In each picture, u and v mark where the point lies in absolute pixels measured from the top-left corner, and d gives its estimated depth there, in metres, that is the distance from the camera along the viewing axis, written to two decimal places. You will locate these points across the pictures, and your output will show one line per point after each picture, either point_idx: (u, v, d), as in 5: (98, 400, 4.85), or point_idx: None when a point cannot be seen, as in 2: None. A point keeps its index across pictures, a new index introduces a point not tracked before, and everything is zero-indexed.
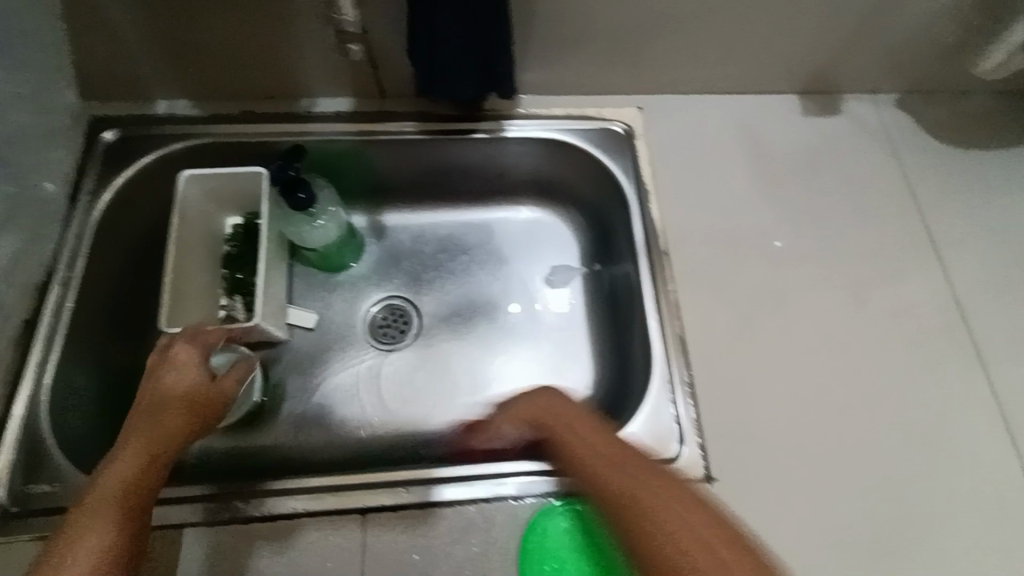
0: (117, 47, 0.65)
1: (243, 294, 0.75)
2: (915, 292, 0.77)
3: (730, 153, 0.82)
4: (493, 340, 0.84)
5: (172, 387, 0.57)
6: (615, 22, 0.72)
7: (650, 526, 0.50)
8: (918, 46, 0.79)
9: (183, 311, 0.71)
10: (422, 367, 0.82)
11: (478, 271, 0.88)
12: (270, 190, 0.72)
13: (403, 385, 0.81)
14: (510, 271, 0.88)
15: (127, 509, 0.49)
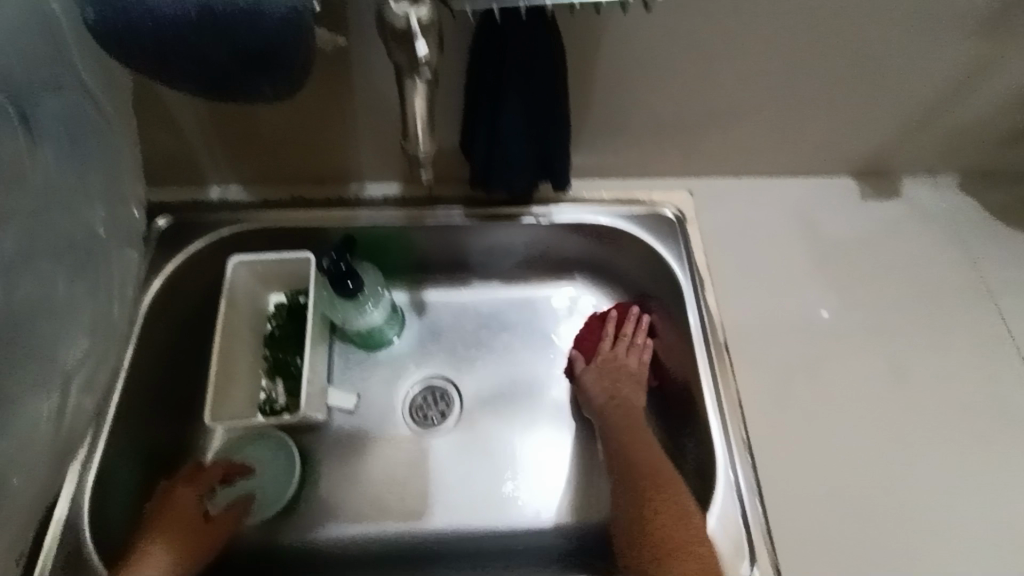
0: (180, 143, 0.68)
1: (284, 377, 0.74)
2: (1004, 402, 0.68)
3: (788, 240, 0.77)
4: (537, 431, 0.77)
5: (184, 503, 0.64)
6: (668, 113, 0.69)
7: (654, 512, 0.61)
8: (987, 131, 0.73)
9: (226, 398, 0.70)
10: (461, 459, 0.75)
11: (523, 352, 0.81)
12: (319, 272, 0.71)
13: (438, 479, 0.74)
14: (556, 351, 0.81)
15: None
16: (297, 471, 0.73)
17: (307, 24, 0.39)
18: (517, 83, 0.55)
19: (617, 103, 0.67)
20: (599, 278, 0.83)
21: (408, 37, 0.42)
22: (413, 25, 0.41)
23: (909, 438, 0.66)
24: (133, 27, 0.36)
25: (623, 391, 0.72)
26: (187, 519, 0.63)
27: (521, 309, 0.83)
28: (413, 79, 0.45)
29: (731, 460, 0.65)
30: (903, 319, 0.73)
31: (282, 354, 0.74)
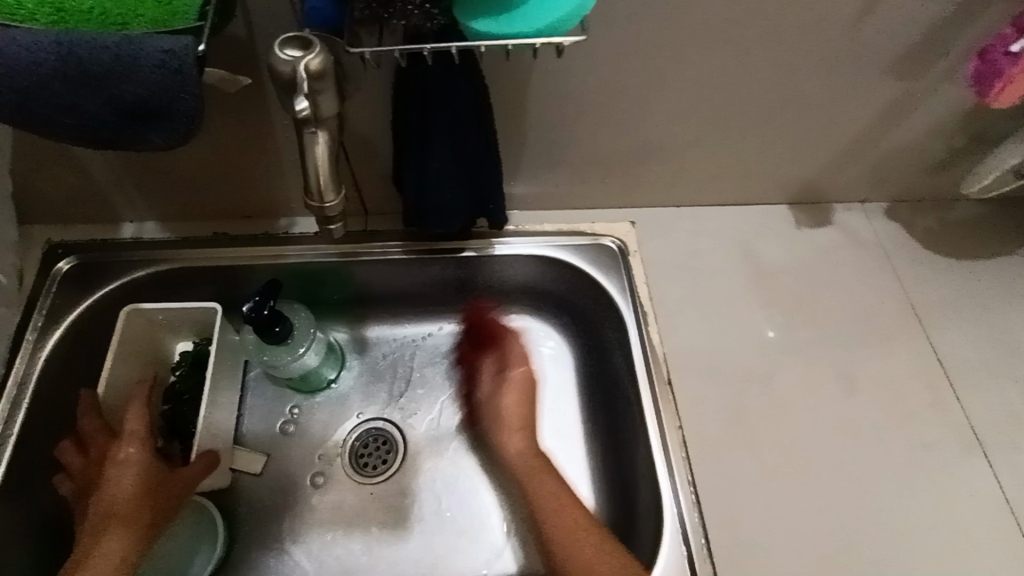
0: (85, 178, 0.63)
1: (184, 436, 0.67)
2: (932, 425, 0.70)
3: (727, 269, 0.78)
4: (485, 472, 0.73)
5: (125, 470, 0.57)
6: (606, 147, 0.69)
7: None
8: (910, 162, 0.76)
9: None
10: (404, 507, 0.71)
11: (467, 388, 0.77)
12: (224, 321, 0.66)
13: (381, 530, 0.70)
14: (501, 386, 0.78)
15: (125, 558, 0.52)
16: (221, 535, 0.66)
17: (192, 70, 0.39)
18: (444, 126, 0.52)
19: (555, 136, 0.66)
20: (545, 308, 0.80)
21: (294, 87, 0.41)
22: (300, 75, 0.40)
23: (848, 465, 0.67)
24: (1, 74, 0.36)
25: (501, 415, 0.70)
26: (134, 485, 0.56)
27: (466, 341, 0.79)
28: (306, 129, 0.43)
29: (675, 498, 0.63)
30: (839, 345, 0.74)
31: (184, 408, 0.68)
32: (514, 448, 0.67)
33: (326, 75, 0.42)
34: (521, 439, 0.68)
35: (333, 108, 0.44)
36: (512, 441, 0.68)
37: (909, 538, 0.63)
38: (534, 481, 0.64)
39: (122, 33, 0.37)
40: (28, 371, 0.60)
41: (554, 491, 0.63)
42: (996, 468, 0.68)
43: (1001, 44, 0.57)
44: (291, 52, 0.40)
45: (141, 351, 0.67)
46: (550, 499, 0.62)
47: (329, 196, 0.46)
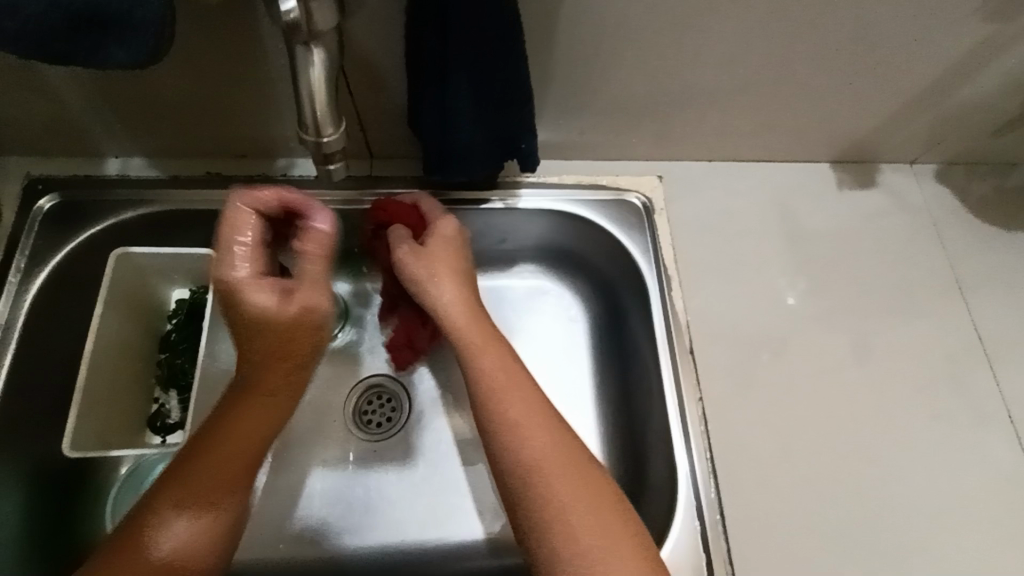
0: (61, 107, 0.57)
1: (180, 388, 0.64)
2: (966, 406, 0.66)
3: (761, 232, 0.72)
4: None
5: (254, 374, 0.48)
6: (638, 91, 0.61)
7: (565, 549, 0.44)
8: (973, 120, 0.68)
9: (108, 414, 0.59)
10: (404, 470, 0.68)
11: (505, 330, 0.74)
12: None
13: (380, 491, 0.68)
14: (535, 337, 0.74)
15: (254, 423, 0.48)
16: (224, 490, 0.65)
17: None
18: (465, 60, 0.46)
19: (584, 73, 0.58)
20: (562, 267, 0.75)
21: None
22: None
23: (874, 443, 0.64)
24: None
25: (451, 263, 0.58)
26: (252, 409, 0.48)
27: (497, 291, 0.76)
28: (302, 49, 0.40)
29: (693, 472, 0.60)
30: (876, 318, 0.70)
31: (181, 361, 0.65)
32: (484, 355, 0.53)
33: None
34: (494, 343, 0.54)
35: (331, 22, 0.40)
36: (479, 351, 0.54)
37: (932, 520, 0.61)
38: (503, 400, 0.51)
39: None
40: (14, 315, 0.57)
41: (529, 409, 0.50)
42: None
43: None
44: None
45: (136, 298, 0.63)
46: (529, 415, 0.50)
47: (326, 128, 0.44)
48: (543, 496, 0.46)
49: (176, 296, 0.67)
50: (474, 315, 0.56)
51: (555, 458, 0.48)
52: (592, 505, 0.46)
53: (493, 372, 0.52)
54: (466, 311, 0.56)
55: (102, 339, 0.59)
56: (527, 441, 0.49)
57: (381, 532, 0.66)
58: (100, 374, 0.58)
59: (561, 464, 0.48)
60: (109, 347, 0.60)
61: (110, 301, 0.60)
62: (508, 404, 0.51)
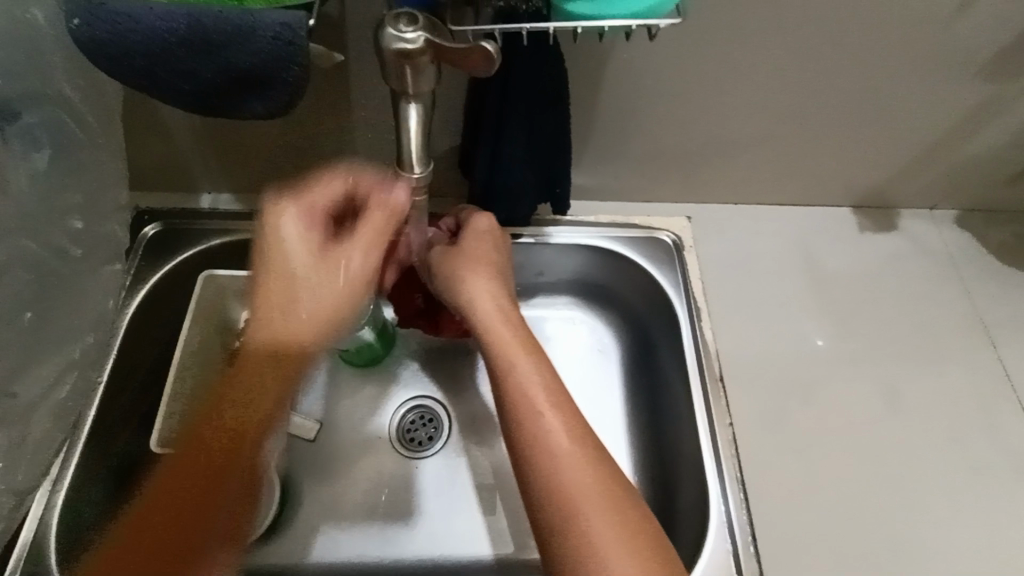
0: (171, 148, 0.67)
1: None
2: (997, 446, 0.67)
3: (784, 272, 0.76)
4: None
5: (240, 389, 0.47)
6: (669, 141, 0.68)
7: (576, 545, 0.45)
8: (987, 170, 0.73)
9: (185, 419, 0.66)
10: (440, 485, 0.72)
11: None
12: None
13: (417, 503, 0.71)
14: (568, 366, 0.79)
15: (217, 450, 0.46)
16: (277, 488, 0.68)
17: (303, 44, 0.36)
18: (521, 113, 0.53)
19: (620, 126, 0.65)
20: (596, 300, 0.81)
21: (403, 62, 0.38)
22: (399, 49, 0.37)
23: (903, 478, 0.65)
24: (121, 45, 0.36)
25: (485, 261, 0.59)
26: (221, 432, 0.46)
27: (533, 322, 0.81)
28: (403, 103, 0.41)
29: (723, 496, 0.62)
30: (902, 355, 0.72)
31: None
32: (522, 369, 0.53)
33: (426, 51, 0.37)
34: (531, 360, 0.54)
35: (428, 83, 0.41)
36: (517, 366, 0.53)
37: (966, 559, 0.61)
38: (535, 421, 0.50)
39: (240, 7, 0.36)
40: (117, 327, 0.65)
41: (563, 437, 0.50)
42: None
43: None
44: (402, 30, 0.37)
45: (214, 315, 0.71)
46: (560, 440, 0.49)
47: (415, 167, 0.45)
48: (553, 493, 0.47)
49: None
50: (516, 328, 0.55)
51: (590, 492, 0.47)
52: (603, 513, 0.46)
53: (530, 392, 0.52)
54: (501, 323, 0.56)
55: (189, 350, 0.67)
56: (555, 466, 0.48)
57: (420, 544, 0.69)
58: (182, 382, 0.66)
59: (591, 496, 0.47)
60: (194, 357, 0.67)
61: (195, 317, 0.68)
62: (543, 425, 0.50)
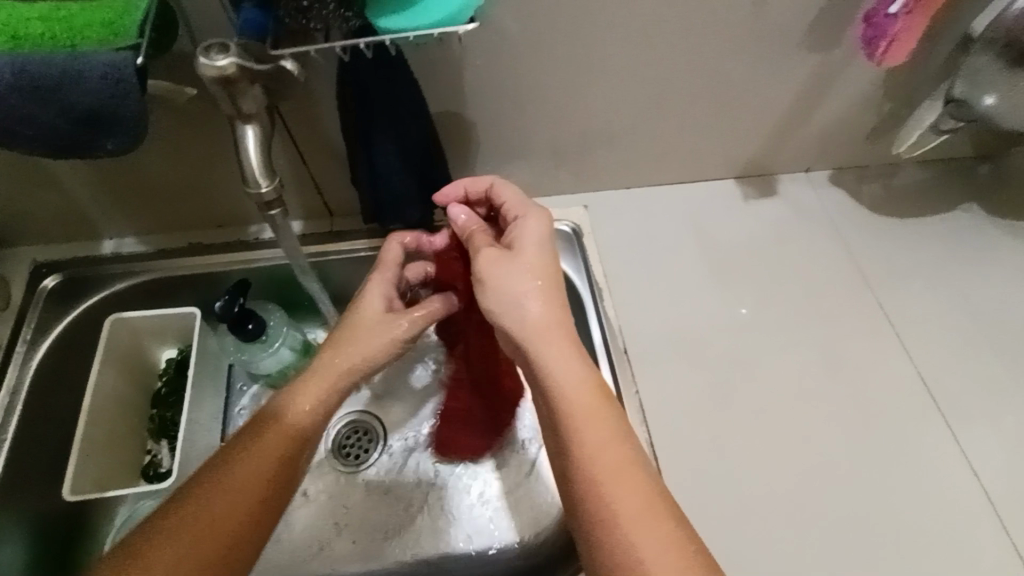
0: (62, 199, 0.67)
1: (170, 437, 0.71)
2: (883, 381, 0.74)
3: (679, 246, 0.81)
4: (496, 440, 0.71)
5: (249, 471, 0.48)
6: (549, 137, 0.72)
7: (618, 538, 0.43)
8: (843, 134, 0.79)
9: (106, 464, 0.66)
10: (399, 495, 0.70)
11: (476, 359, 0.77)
12: (204, 326, 0.70)
13: (379, 511, 0.69)
14: None
15: (258, 472, 0.48)
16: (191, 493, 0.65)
17: (132, 82, 0.39)
18: (386, 124, 0.56)
19: (495, 127, 0.69)
20: None
21: (226, 86, 0.41)
22: (216, 75, 0.40)
23: (801, 421, 0.71)
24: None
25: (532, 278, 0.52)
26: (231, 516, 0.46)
27: None
28: (242, 125, 0.44)
29: None
30: (791, 309, 0.78)
31: (170, 414, 0.72)
32: (590, 425, 0.47)
33: (244, 77, 0.41)
34: (577, 363, 0.49)
35: (260, 100, 0.44)
36: (586, 428, 0.47)
37: (859, 487, 0.67)
38: (577, 427, 0.47)
39: (70, 51, 0.38)
40: (21, 380, 0.65)
41: (609, 447, 0.46)
42: (947, 417, 0.72)
43: (881, 7, 0.58)
44: (214, 58, 0.40)
45: (128, 358, 0.71)
46: (619, 494, 0.45)
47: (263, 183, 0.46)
48: (593, 482, 0.45)
49: (165, 356, 0.75)
50: (584, 375, 0.49)
51: (635, 509, 0.44)
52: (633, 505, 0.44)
53: (597, 457, 0.46)
54: (550, 325, 0.51)
55: (101, 396, 0.67)
56: (595, 472, 0.46)
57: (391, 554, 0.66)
58: (97, 428, 0.65)
59: (642, 509, 0.44)
60: (107, 402, 0.67)
61: (105, 361, 0.68)
62: (586, 436, 0.47)
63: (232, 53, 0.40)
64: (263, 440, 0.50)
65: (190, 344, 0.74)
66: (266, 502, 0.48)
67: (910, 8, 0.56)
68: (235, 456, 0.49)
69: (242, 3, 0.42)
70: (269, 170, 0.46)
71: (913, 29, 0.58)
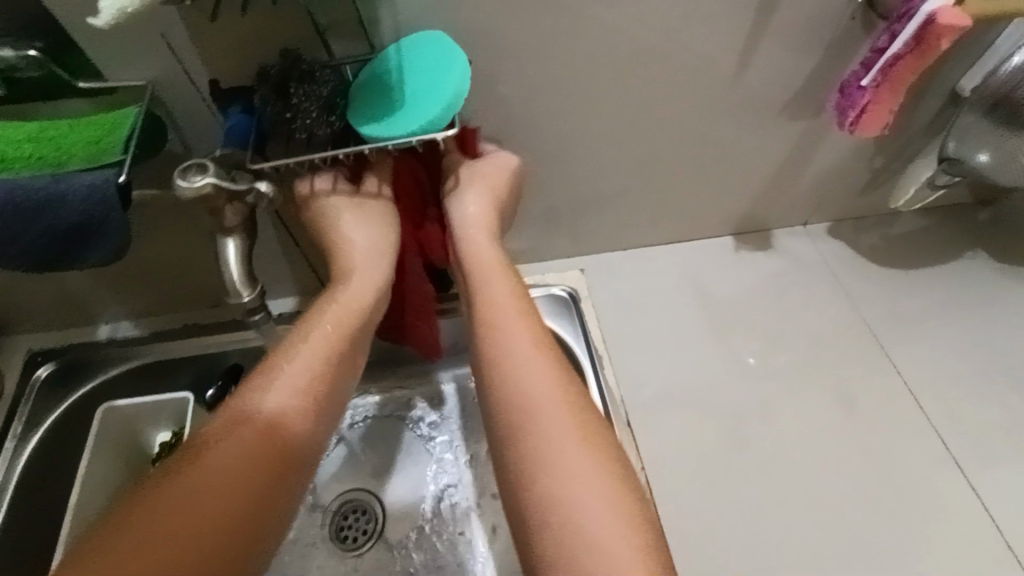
0: (56, 289, 0.67)
1: None
2: (900, 441, 0.70)
3: (678, 306, 0.80)
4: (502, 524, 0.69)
5: (237, 441, 0.44)
6: (538, 207, 0.73)
7: (529, 436, 0.47)
8: (836, 185, 0.78)
9: None
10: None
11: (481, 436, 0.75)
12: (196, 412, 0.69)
13: None
14: None
15: (252, 441, 0.44)
16: None
17: (115, 199, 0.40)
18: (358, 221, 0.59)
19: None
20: None
21: (206, 204, 0.42)
22: (195, 196, 0.41)
23: (815, 488, 0.67)
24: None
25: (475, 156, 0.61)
26: (229, 490, 0.42)
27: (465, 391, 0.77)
28: (223, 237, 0.45)
29: None
30: (797, 366, 0.75)
31: None
32: (513, 330, 0.52)
33: (222, 195, 0.43)
34: (499, 279, 0.56)
35: (243, 214, 0.45)
36: (513, 335, 0.52)
37: (879, 559, 0.63)
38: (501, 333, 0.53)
39: (57, 171, 0.39)
40: (8, 478, 0.64)
41: (524, 347, 0.51)
42: (973, 481, 0.68)
43: (855, 79, 0.60)
44: (192, 179, 0.41)
45: (117, 449, 0.69)
46: (545, 395, 0.48)
47: (247, 291, 0.47)
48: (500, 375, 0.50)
49: (158, 441, 0.73)
50: (510, 291, 0.56)
51: (550, 410, 0.48)
52: (557, 416, 0.47)
53: (520, 356, 0.51)
54: (487, 243, 0.59)
55: (89, 491, 0.65)
56: (517, 379, 0.49)
57: None
58: (83, 525, 0.63)
59: (553, 409, 0.47)
60: (95, 496, 0.66)
61: (95, 453, 0.66)
62: (505, 332, 0.53)
63: (209, 172, 0.42)
64: (246, 408, 0.46)
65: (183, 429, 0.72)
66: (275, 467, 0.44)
67: (878, 82, 0.57)
68: (222, 424, 0.45)
69: (232, 111, 0.47)
70: (250, 278, 0.47)
71: (884, 102, 0.58)
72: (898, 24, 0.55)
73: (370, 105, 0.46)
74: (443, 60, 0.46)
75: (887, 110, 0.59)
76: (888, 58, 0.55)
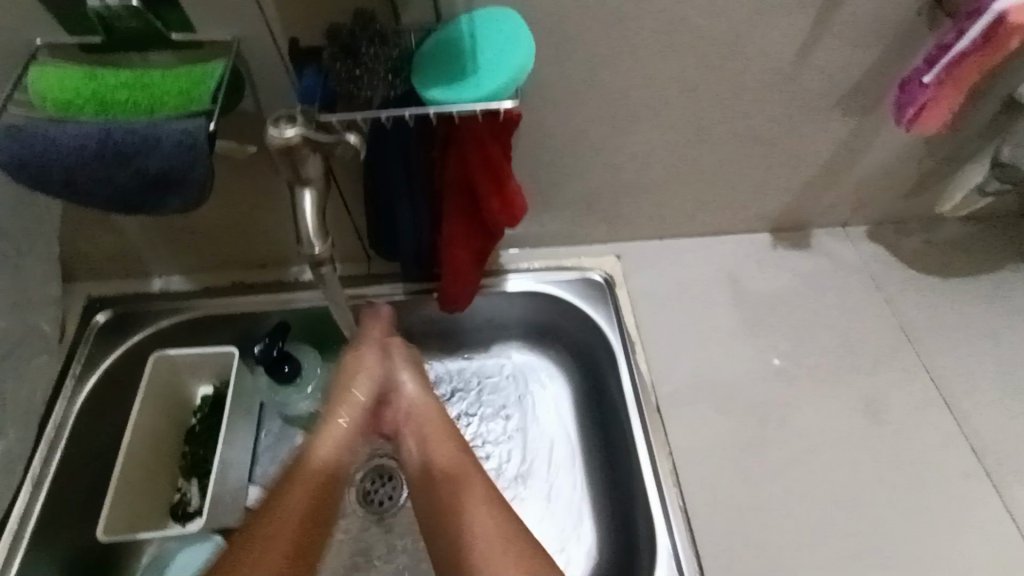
0: (118, 240, 0.71)
1: (199, 476, 0.72)
2: (927, 445, 0.70)
3: (711, 298, 0.81)
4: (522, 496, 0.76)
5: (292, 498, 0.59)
6: (582, 190, 0.74)
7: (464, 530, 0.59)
8: (880, 187, 0.78)
9: (137, 502, 0.67)
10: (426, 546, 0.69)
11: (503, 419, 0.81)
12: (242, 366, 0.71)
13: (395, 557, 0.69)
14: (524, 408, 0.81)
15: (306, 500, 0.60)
16: (217, 536, 0.65)
17: (203, 146, 0.42)
18: (406, 192, 0.61)
19: (532, 180, 0.71)
20: (538, 343, 0.84)
21: (288, 153, 0.46)
22: (284, 143, 0.45)
23: (839, 484, 0.67)
24: (43, 163, 0.42)
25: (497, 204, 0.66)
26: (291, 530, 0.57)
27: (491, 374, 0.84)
28: (299, 189, 0.48)
29: (667, 524, 0.64)
30: (827, 365, 0.76)
31: (203, 450, 0.73)
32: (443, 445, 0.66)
33: (304, 146, 0.46)
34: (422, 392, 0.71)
35: (319, 170, 0.49)
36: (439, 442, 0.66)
37: (900, 556, 0.63)
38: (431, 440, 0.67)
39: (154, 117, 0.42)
40: (67, 414, 0.67)
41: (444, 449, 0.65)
42: (1001, 488, 0.68)
43: (915, 75, 0.59)
44: (282, 129, 0.45)
45: (164, 397, 0.72)
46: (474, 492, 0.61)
47: (316, 243, 0.49)
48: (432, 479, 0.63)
49: (201, 393, 0.76)
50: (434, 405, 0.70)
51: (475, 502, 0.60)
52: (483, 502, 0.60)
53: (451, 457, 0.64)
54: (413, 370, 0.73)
55: (139, 434, 0.68)
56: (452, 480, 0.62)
57: None
58: (131, 465, 0.67)
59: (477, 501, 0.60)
60: (144, 438, 0.69)
61: (145, 399, 0.69)
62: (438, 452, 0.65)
63: (297, 124, 0.45)
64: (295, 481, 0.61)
65: (226, 382, 0.75)
66: (315, 520, 0.59)
67: (941, 80, 0.57)
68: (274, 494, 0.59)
69: (306, 71, 0.49)
70: (321, 231, 0.49)
71: (947, 101, 0.59)
72: (966, 22, 0.55)
73: (436, 72, 0.49)
74: (516, 37, 0.48)
75: (946, 109, 0.60)
76: (954, 55, 0.56)
